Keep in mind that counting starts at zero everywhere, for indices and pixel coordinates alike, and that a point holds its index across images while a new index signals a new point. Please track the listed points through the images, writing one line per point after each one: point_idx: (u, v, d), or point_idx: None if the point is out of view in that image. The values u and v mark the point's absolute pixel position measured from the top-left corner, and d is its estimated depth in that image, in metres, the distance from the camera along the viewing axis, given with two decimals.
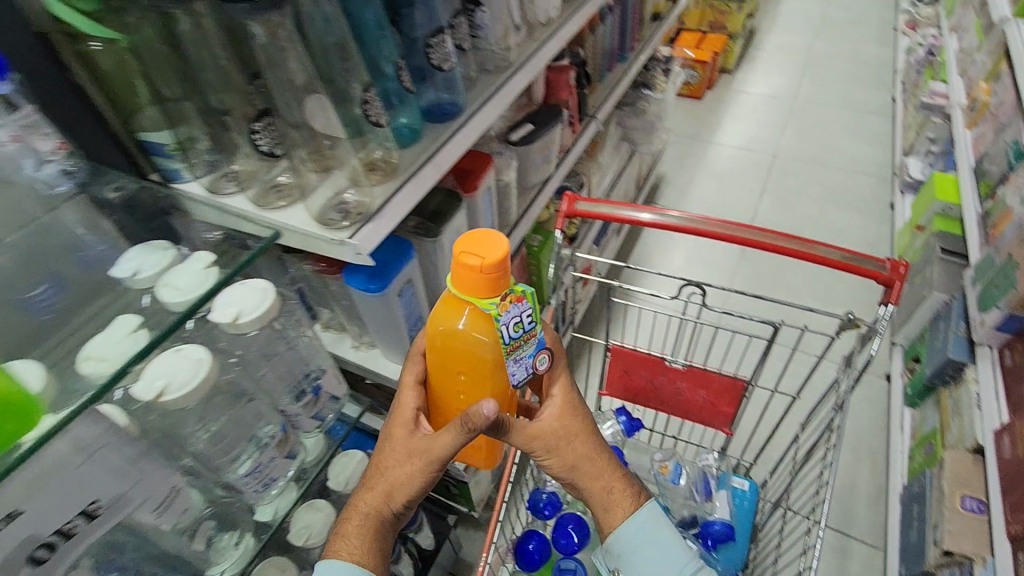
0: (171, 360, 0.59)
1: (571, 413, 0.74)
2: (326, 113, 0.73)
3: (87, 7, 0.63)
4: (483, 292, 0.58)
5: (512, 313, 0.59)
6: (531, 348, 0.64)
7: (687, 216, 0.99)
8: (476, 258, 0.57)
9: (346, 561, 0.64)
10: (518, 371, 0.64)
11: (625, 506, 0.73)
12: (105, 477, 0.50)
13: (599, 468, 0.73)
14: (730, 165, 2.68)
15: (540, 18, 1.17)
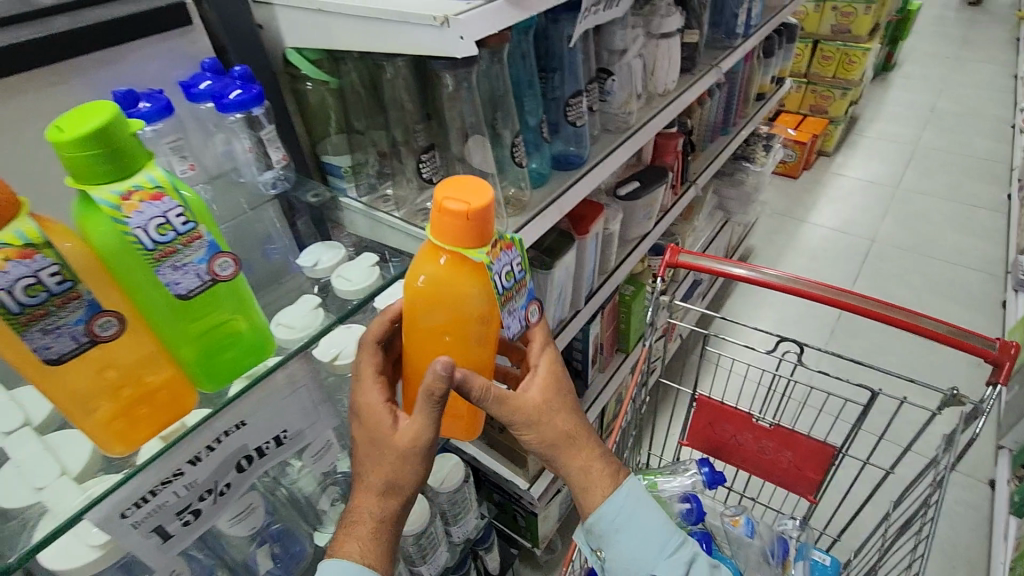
0: (341, 335, 0.72)
1: (548, 375, 0.69)
2: (483, 150, 0.87)
3: (314, 56, 0.85)
4: (472, 243, 0.54)
5: (502, 263, 0.58)
6: (522, 298, 0.65)
7: (785, 276, 1.04)
8: (462, 204, 0.52)
9: (355, 562, 0.59)
10: (512, 323, 0.65)
11: (608, 482, 0.72)
12: (293, 408, 0.61)
13: (583, 436, 0.70)
14: (823, 245, 2.65)
15: (659, 88, 1.29)
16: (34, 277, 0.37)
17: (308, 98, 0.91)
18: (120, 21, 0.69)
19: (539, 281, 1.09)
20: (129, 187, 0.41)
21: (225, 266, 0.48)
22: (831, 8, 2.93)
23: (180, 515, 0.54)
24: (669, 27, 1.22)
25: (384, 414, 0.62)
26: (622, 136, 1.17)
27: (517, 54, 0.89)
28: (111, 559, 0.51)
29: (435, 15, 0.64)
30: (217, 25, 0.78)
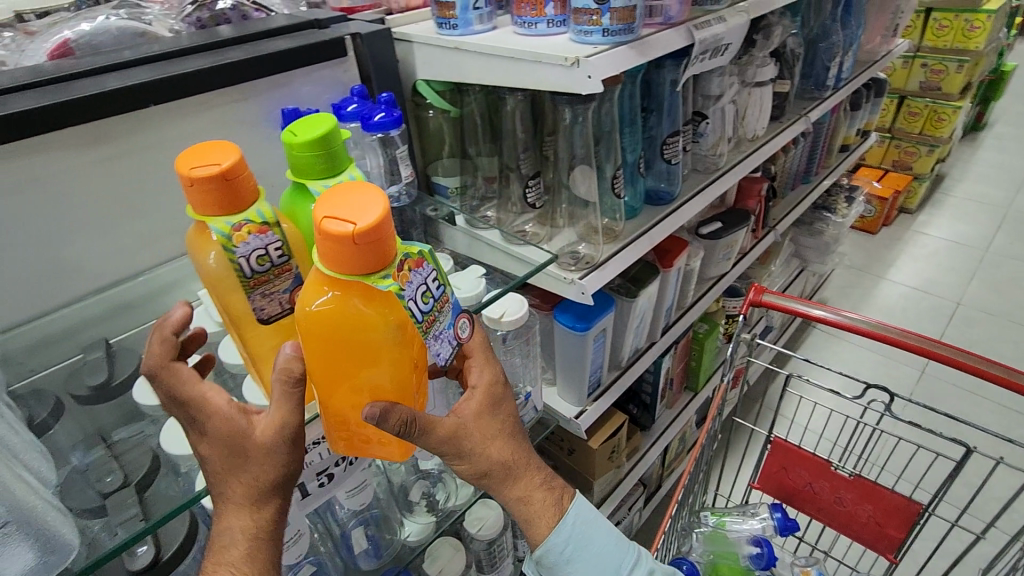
0: (502, 300, 0.85)
1: (491, 390, 0.59)
2: (587, 180, 0.93)
3: (441, 88, 0.95)
4: (370, 265, 0.45)
5: (415, 283, 0.49)
6: (449, 318, 0.54)
7: (870, 322, 1.04)
8: (353, 220, 0.44)
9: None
10: (439, 352, 0.54)
11: (552, 513, 0.63)
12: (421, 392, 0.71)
13: (524, 464, 0.61)
14: (903, 303, 2.55)
15: (749, 133, 1.33)
16: (263, 249, 0.50)
17: (428, 125, 1.01)
18: (292, 51, 0.80)
19: (624, 309, 1.13)
20: (336, 182, 0.48)
21: None
22: (920, 64, 2.89)
23: (317, 476, 0.63)
24: (763, 76, 1.27)
25: (238, 418, 0.50)
26: (712, 177, 1.22)
27: (625, 94, 0.96)
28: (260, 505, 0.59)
29: (567, 56, 0.73)
30: (365, 58, 0.89)
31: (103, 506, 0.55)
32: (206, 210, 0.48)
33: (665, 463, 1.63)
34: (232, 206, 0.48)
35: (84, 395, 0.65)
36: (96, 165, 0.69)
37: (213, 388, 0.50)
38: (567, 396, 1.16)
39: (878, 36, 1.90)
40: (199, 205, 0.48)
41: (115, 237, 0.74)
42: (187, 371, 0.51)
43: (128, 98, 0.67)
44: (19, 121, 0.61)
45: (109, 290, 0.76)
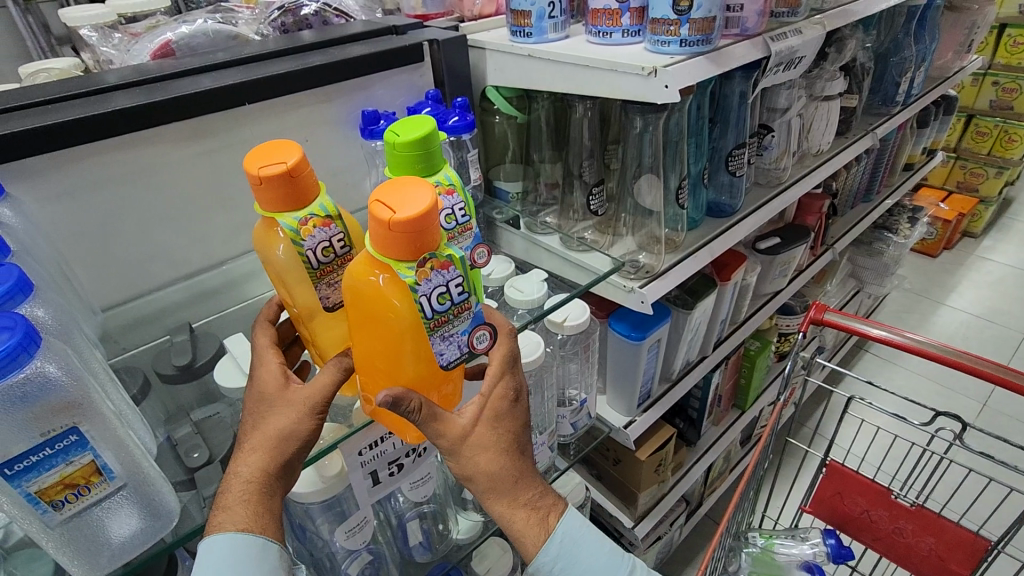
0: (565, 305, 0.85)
1: (498, 404, 0.57)
2: (653, 190, 0.94)
3: (510, 94, 0.97)
4: (400, 253, 0.45)
5: (434, 283, 0.47)
6: (466, 325, 0.52)
7: (934, 344, 1.00)
8: (394, 209, 0.44)
9: (228, 532, 0.47)
10: (445, 354, 0.51)
11: (536, 532, 0.57)
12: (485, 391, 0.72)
13: (510, 482, 0.56)
14: (964, 331, 2.43)
15: (813, 148, 1.30)
16: (327, 241, 0.55)
17: (493, 130, 1.03)
18: (373, 55, 0.83)
19: (679, 320, 1.12)
20: (433, 181, 0.51)
21: (481, 256, 0.55)
22: (992, 82, 2.75)
23: (388, 466, 0.66)
24: (833, 90, 1.24)
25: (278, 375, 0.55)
26: (775, 190, 1.20)
27: (694, 104, 0.96)
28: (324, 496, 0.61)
29: (644, 66, 0.73)
30: (440, 64, 0.92)
31: (191, 479, 0.58)
32: (274, 208, 0.53)
33: (708, 481, 1.59)
34: (297, 203, 0.54)
35: (169, 374, 0.67)
36: (192, 159, 0.74)
37: (271, 352, 0.58)
38: (615, 406, 1.15)
39: (951, 52, 1.83)
40: (265, 203, 0.53)
41: (202, 228, 0.79)
42: (262, 339, 0.60)
43: (225, 97, 0.72)
44: (131, 115, 0.65)
45: (194, 277, 0.80)
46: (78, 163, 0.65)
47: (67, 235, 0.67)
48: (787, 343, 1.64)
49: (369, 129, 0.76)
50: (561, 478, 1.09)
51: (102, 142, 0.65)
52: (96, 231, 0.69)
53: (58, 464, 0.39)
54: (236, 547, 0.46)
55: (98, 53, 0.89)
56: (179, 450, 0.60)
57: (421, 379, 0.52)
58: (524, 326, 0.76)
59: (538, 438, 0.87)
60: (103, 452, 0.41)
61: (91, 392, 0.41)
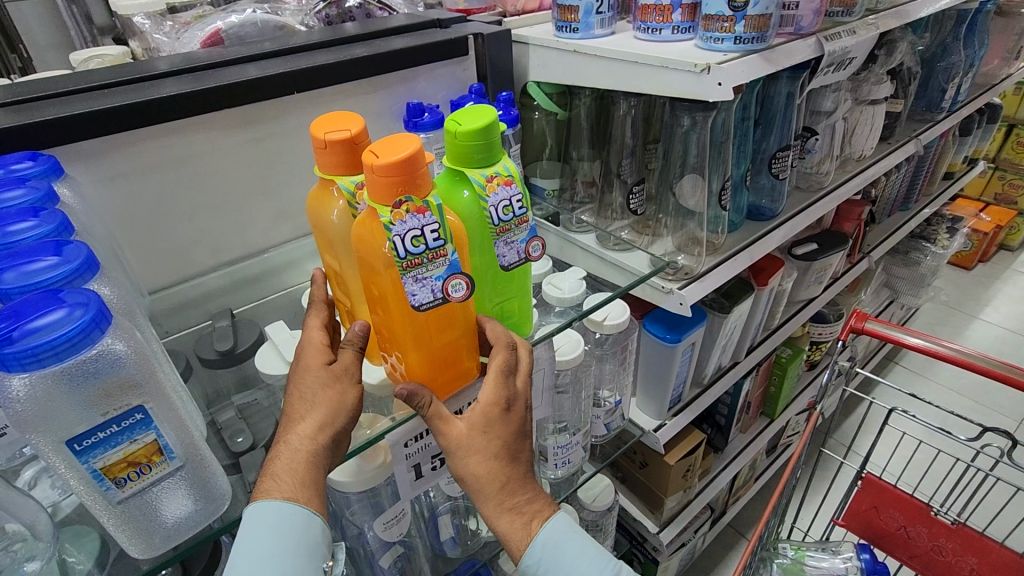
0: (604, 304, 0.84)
1: (488, 411, 0.54)
2: (697, 189, 0.92)
3: (552, 91, 0.97)
4: (379, 195, 0.45)
5: (408, 225, 0.45)
6: (441, 270, 0.48)
7: (977, 354, 0.97)
8: (378, 155, 0.44)
9: (276, 500, 0.47)
10: (417, 296, 0.47)
11: (520, 536, 0.54)
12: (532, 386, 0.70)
13: (496, 485, 0.54)
14: (1000, 345, 2.35)
15: (856, 153, 1.27)
16: None
17: (533, 126, 1.02)
18: (419, 47, 0.83)
19: (714, 325, 1.10)
20: (493, 172, 0.50)
21: (535, 250, 0.55)
22: None
23: (431, 459, 0.65)
24: (879, 94, 1.21)
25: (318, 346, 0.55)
26: (817, 195, 1.17)
27: (740, 104, 0.94)
28: (358, 488, 0.60)
29: (697, 62, 0.72)
30: (484, 58, 0.92)
31: (236, 463, 0.58)
32: (337, 171, 0.52)
33: (733, 489, 1.55)
34: (352, 168, 0.52)
35: (211, 359, 0.68)
36: (239, 146, 0.74)
37: (317, 332, 0.57)
38: (645, 409, 1.14)
39: (997, 58, 1.78)
40: (327, 165, 0.52)
41: (245, 215, 0.79)
42: (312, 319, 0.59)
43: (274, 85, 0.72)
44: (183, 101, 0.66)
45: (234, 264, 0.80)
46: (131, 148, 0.66)
47: (119, 217, 0.68)
48: (818, 351, 1.61)
49: (413, 121, 0.74)
50: (590, 480, 1.08)
51: (155, 127, 0.66)
52: (145, 215, 0.70)
53: (123, 441, 0.39)
54: (284, 517, 0.47)
55: (149, 40, 0.90)
56: (224, 434, 0.61)
57: (410, 333, 0.51)
58: (562, 325, 0.72)
59: (571, 438, 0.85)
60: (165, 432, 0.41)
61: (152, 371, 0.41)
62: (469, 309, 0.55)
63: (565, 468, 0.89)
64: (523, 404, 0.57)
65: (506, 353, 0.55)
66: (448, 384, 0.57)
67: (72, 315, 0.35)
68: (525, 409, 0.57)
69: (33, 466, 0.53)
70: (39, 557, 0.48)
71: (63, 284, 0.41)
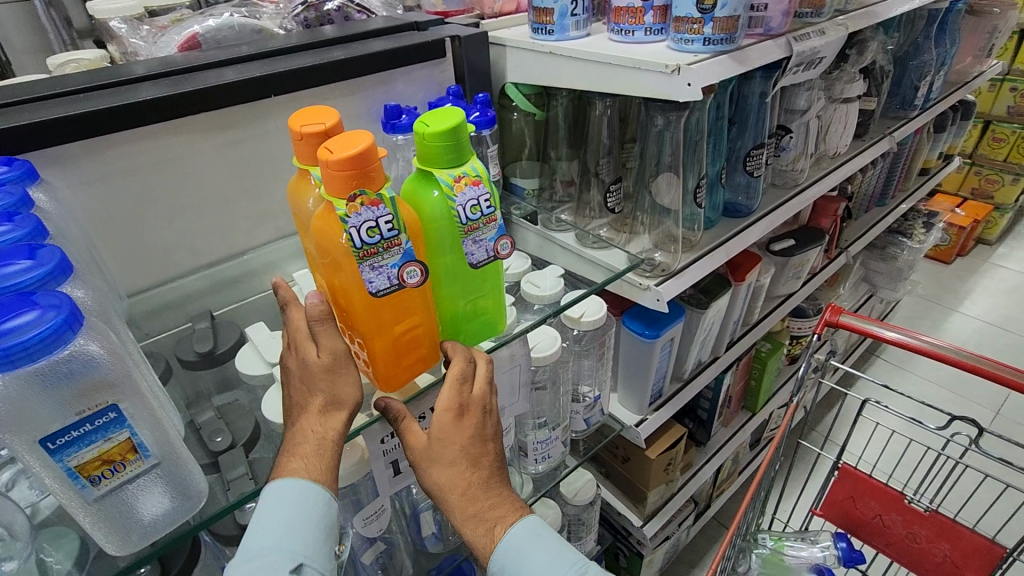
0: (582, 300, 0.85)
1: (443, 416, 0.56)
2: (671, 187, 0.93)
3: (529, 91, 0.98)
4: (334, 188, 0.45)
5: (363, 217, 0.45)
6: (397, 258, 0.49)
7: (946, 346, 0.99)
8: (333, 150, 0.45)
9: (302, 478, 0.51)
10: (374, 283, 0.49)
11: (483, 542, 0.56)
12: (508, 383, 0.72)
13: (457, 493, 0.55)
14: (977, 338, 2.40)
15: (830, 150, 1.30)
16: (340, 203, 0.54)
17: (511, 127, 1.03)
18: (395, 50, 0.84)
19: (693, 320, 1.11)
20: (461, 172, 0.50)
21: (504, 248, 0.56)
22: (1010, 88, 2.72)
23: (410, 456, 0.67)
24: (851, 92, 1.24)
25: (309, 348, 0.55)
26: (792, 191, 1.20)
27: (714, 103, 0.96)
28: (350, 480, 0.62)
29: (668, 63, 0.74)
30: (461, 60, 0.93)
31: (215, 463, 0.58)
32: (313, 164, 0.53)
33: (717, 482, 1.58)
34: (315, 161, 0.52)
35: (192, 361, 0.69)
36: (218, 150, 0.75)
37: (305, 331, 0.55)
38: (626, 405, 1.15)
39: (969, 56, 1.81)
40: (306, 157, 0.53)
41: (225, 217, 0.80)
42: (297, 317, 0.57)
43: (252, 88, 0.73)
44: (161, 105, 0.67)
45: (215, 265, 0.81)
46: (109, 151, 0.66)
47: (98, 220, 0.69)
48: (799, 346, 1.63)
49: (392, 123, 0.73)
50: (571, 474, 1.10)
51: (133, 131, 0.67)
52: (124, 216, 0.71)
53: (97, 440, 0.40)
54: (305, 496, 0.50)
55: (125, 44, 0.90)
56: (203, 433, 0.61)
57: (369, 321, 0.51)
58: (530, 328, 0.70)
59: (552, 433, 0.86)
60: (140, 430, 0.42)
61: (129, 371, 0.42)
62: (429, 303, 0.56)
63: (545, 463, 0.90)
64: (480, 409, 0.58)
65: (459, 364, 0.57)
66: (406, 372, 0.58)
67: (45, 316, 0.36)
68: (481, 414, 0.58)
69: (11, 468, 0.54)
70: (17, 557, 0.49)
71: (38, 286, 0.42)
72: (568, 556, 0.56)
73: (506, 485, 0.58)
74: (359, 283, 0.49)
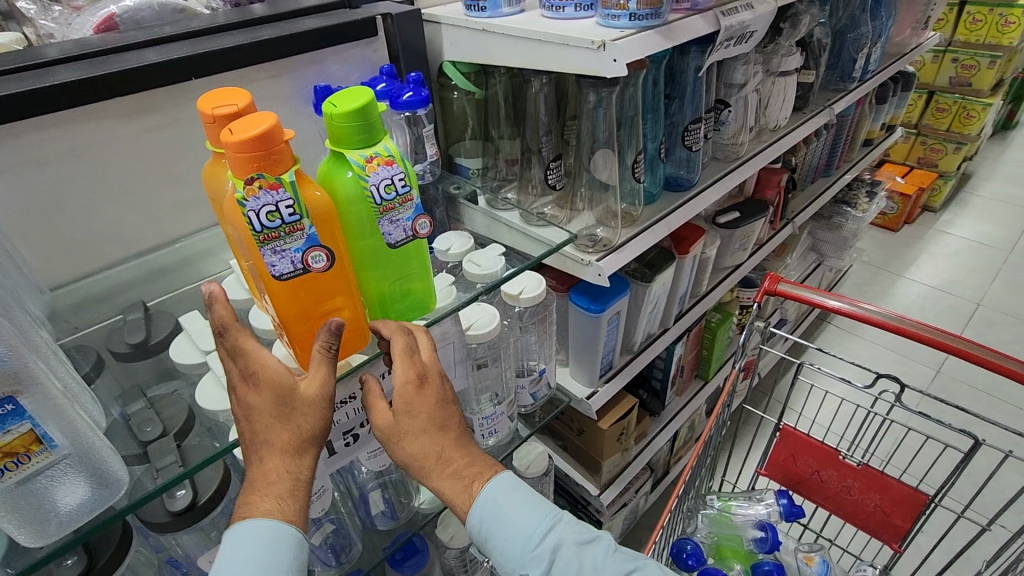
0: (521, 277, 0.86)
1: (405, 390, 0.58)
2: (609, 164, 0.95)
3: (467, 69, 0.98)
4: (233, 169, 0.45)
5: (262, 201, 0.45)
6: (301, 243, 0.48)
7: (885, 313, 1.01)
8: (235, 132, 0.44)
9: (275, 520, 0.52)
10: (277, 267, 0.48)
11: (463, 499, 0.59)
12: (441, 360, 0.74)
13: (431, 458, 0.59)
14: (921, 303, 2.52)
15: (771, 123, 1.33)
16: None
17: (452, 107, 1.04)
18: (323, 28, 0.82)
19: (638, 293, 1.14)
20: (373, 153, 0.50)
21: (422, 227, 0.57)
22: (951, 59, 2.82)
23: (343, 436, 0.68)
24: (789, 66, 1.27)
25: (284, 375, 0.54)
26: (732, 164, 1.23)
27: (649, 79, 0.97)
28: None
29: (594, 39, 0.74)
30: (394, 38, 0.92)
31: (144, 453, 0.57)
32: (218, 146, 0.51)
33: (673, 449, 1.64)
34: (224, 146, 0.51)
35: (124, 352, 0.68)
36: (140, 135, 0.73)
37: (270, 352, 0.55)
38: (579, 378, 1.18)
39: (908, 28, 1.86)
40: (215, 141, 0.52)
41: (152, 204, 0.78)
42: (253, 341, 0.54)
43: (171, 71, 0.70)
44: (71, 90, 0.64)
45: (146, 255, 0.79)
46: (16, 139, 0.64)
47: (11, 211, 0.66)
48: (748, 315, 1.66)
49: (322, 105, 0.73)
50: (523, 448, 1.12)
51: (41, 117, 0.64)
52: (40, 206, 0.68)
53: None
54: (278, 539, 0.51)
55: (37, 27, 0.86)
56: (133, 424, 0.60)
57: (285, 307, 0.52)
58: (455, 307, 0.69)
59: (494, 409, 0.88)
60: (43, 422, 0.42)
61: (31, 365, 0.42)
62: (350, 285, 0.56)
63: (494, 437, 0.92)
64: (437, 375, 0.61)
65: (404, 341, 0.59)
66: None
67: None
68: (439, 380, 0.61)
69: None
70: None
71: None
72: (542, 507, 0.61)
73: (475, 445, 0.62)
74: (262, 267, 0.49)
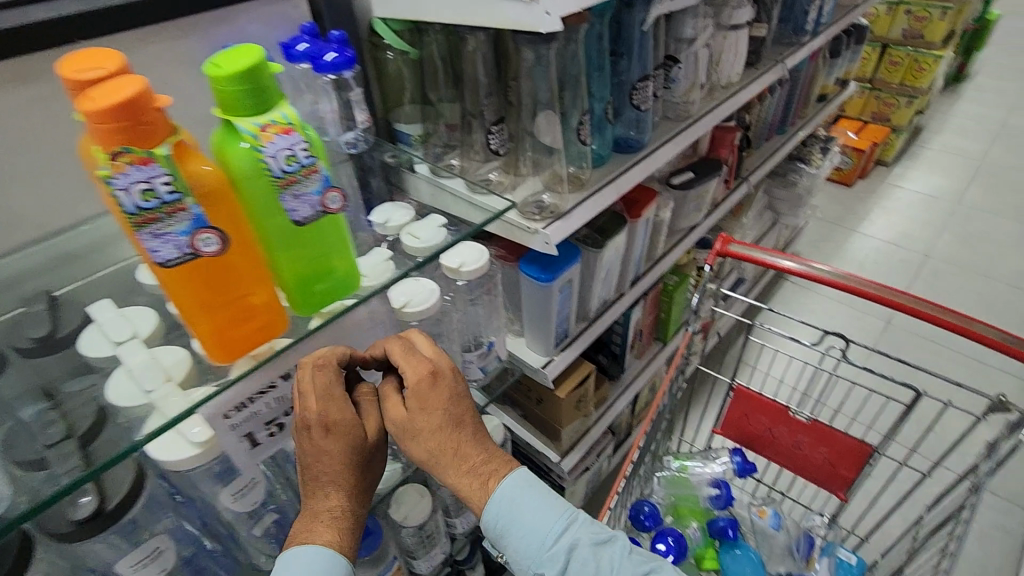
0: (460, 249, 0.81)
1: (420, 386, 0.62)
2: (552, 127, 0.91)
3: (398, 26, 0.91)
4: (94, 142, 0.40)
5: (132, 178, 0.41)
6: (185, 225, 0.44)
7: (837, 272, 1.00)
8: (91, 98, 0.39)
9: (329, 549, 0.58)
10: (160, 253, 0.44)
11: (479, 495, 0.63)
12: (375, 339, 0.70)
13: (450, 455, 0.62)
14: (873, 257, 2.58)
15: (722, 80, 1.30)
16: None
17: (387, 68, 0.97)
18: None
19: (590, 260, 1.12)
20: (266, 120, 0.45)
21: (334, 201, 0.53)
22: (904, 11, 2.82)
23: (266, 427, 0.62)
24: (739, 19, 1.23)
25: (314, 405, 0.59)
26: (683, 124, 1.20)
27: (592, 34, 0.92)
28: (207, 458, 0.57)
29: None
30: None
31: (43, 459, 0.52)
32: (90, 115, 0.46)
33: (634, 411, 1.66)
34: None
35: (25, 348, 0.62)
36: (20, 107, 0.65)
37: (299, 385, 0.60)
38: (535, 347, 1.16)
39: None
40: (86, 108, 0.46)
41: (47, 184, 0.70)
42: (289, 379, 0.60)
43: (49, 31, 0.62)
44: None
45: (46, 240, 0.72)
46: None
47: None
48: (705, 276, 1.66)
49: None
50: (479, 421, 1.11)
51: None
52: None
53: None
54: (326, 561, 0.57)
55: None
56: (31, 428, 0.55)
57: (178, 296, 0.47)
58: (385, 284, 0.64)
59: None
60: None
61: None
62: (256, 269, 0.52)
63: None
64: (449, 371, 0.65)
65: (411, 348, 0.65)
66: (240, 344, 0.55)
67: None
68: (453, 377, 0.65)
69: None
70: None
71: None
72: (557, 505, 0.63)
73: (490, 442, 0.65)
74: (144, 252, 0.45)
